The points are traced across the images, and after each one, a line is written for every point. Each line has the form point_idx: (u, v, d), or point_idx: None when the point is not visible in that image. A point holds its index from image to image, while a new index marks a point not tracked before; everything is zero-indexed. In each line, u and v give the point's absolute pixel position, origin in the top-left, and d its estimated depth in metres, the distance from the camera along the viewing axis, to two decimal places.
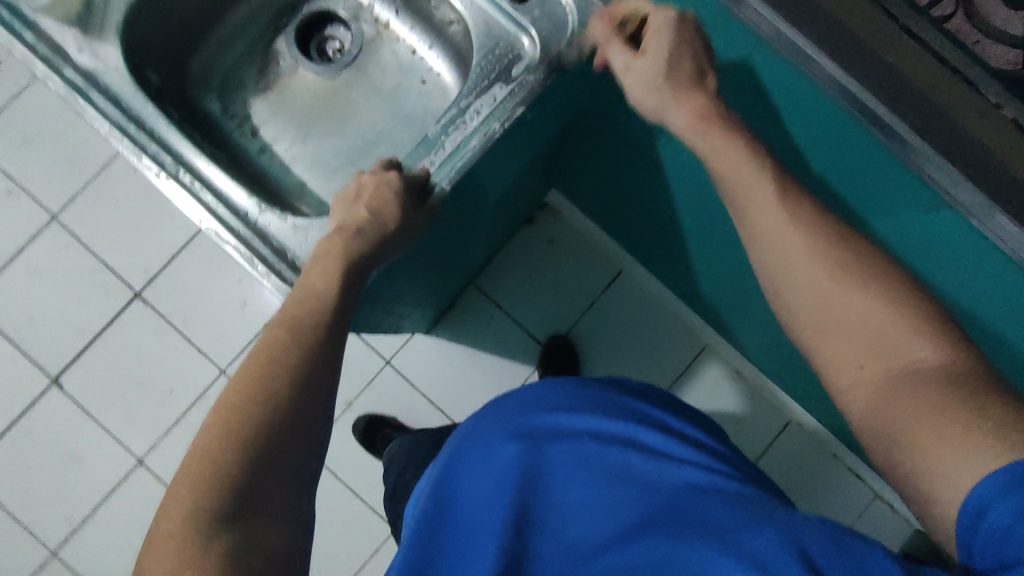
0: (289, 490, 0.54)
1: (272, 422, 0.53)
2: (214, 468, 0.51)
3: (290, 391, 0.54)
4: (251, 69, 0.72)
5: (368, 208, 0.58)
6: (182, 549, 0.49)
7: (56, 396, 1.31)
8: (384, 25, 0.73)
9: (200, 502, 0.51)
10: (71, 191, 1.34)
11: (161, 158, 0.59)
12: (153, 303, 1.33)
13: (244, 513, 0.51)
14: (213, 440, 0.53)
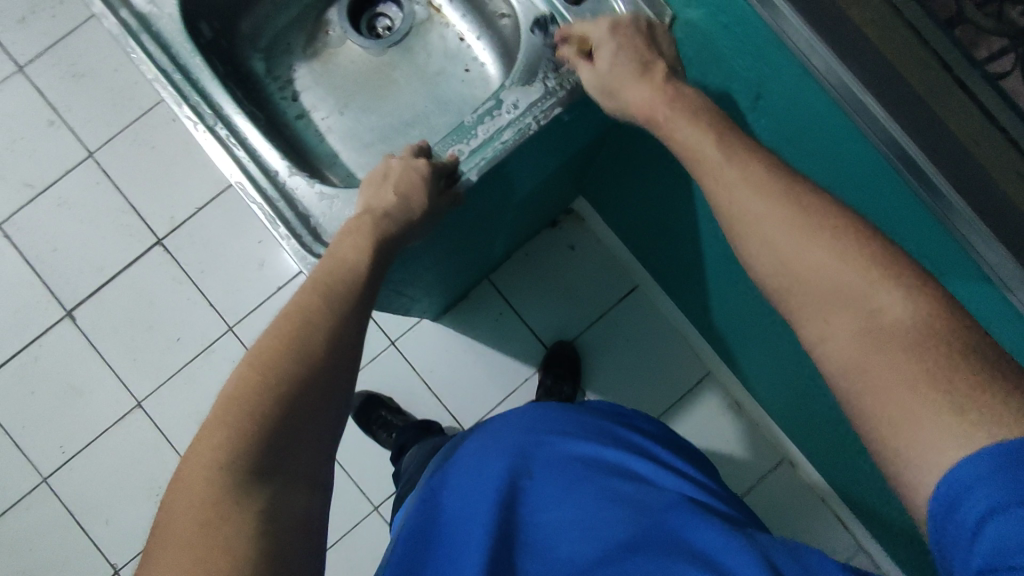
0: (316, 455, 0.51)
1: (303, 378, 0.50)
2: (236, 433, 0.48)
3: (321, 348, 0.52)
4: (300, 33, 0.73)
5: (396, 192, 0.58)
6: (206, 511, 0.45)
7: (67, 328, 1.34)
8: (436, 8, 0.73)
9: (227, 459, 0.47)
10: (113, 130, 1.37)
11: (201, 110, 0.60)
12: (174, 252, 1.35)
13: (272, 473, 0.48)
14: (239, 396, 0.49)
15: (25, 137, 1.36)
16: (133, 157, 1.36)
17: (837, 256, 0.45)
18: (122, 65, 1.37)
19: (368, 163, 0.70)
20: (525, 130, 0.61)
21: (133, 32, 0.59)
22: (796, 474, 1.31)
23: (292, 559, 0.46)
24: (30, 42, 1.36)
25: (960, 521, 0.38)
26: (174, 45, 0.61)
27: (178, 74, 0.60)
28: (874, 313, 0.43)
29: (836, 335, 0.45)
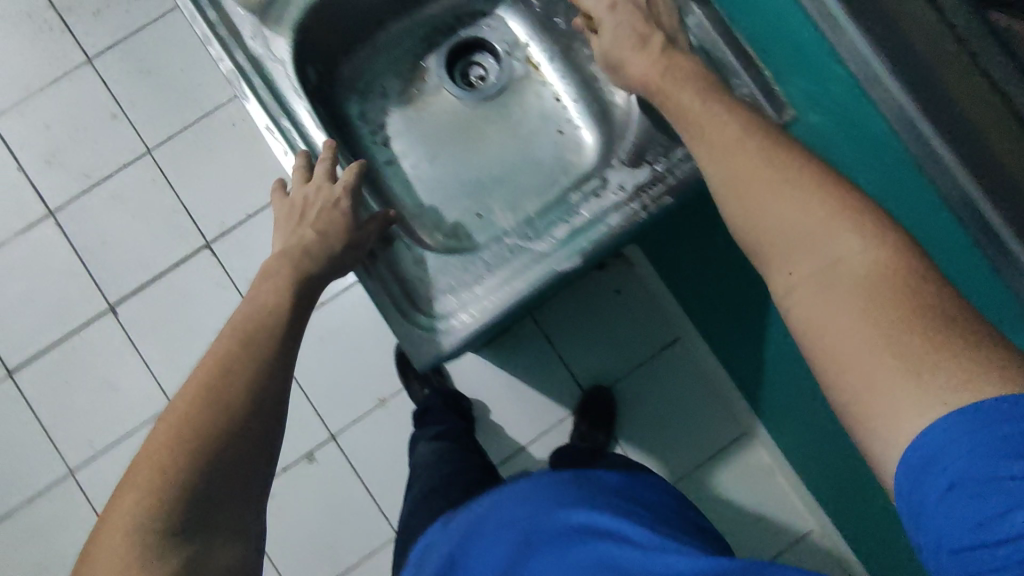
0: (238, 504, 0.59)
1: (221, 436, 0.59)
2: (164, 483, 0.56)
3: (235, 407, 0.60)
4: (395, 79, 0.74)
5: (315, 227, 0.64)
6: (124, 556, 0.54)
7: (108, 322, 1.34)
8: (535, 65, 0.73)
9: (154, 512, 0.55)
10: (173, 130, 1.37)
11: (298, 146, 0.66)
12: (220, 257, 1.36)
13: (199, 522, 0.57)
14: (171, 461, 0.57)
15: (86, 128, 1.36)
16: (190, 159, 1.37)
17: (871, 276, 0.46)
18: (188, 66, 1.38)
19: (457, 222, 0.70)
20: (631, 213, 0.61)
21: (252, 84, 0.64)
22: (822, 548, 1.29)
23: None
24: (101, 35, 1.37)
25: (935, 476, 0.41)
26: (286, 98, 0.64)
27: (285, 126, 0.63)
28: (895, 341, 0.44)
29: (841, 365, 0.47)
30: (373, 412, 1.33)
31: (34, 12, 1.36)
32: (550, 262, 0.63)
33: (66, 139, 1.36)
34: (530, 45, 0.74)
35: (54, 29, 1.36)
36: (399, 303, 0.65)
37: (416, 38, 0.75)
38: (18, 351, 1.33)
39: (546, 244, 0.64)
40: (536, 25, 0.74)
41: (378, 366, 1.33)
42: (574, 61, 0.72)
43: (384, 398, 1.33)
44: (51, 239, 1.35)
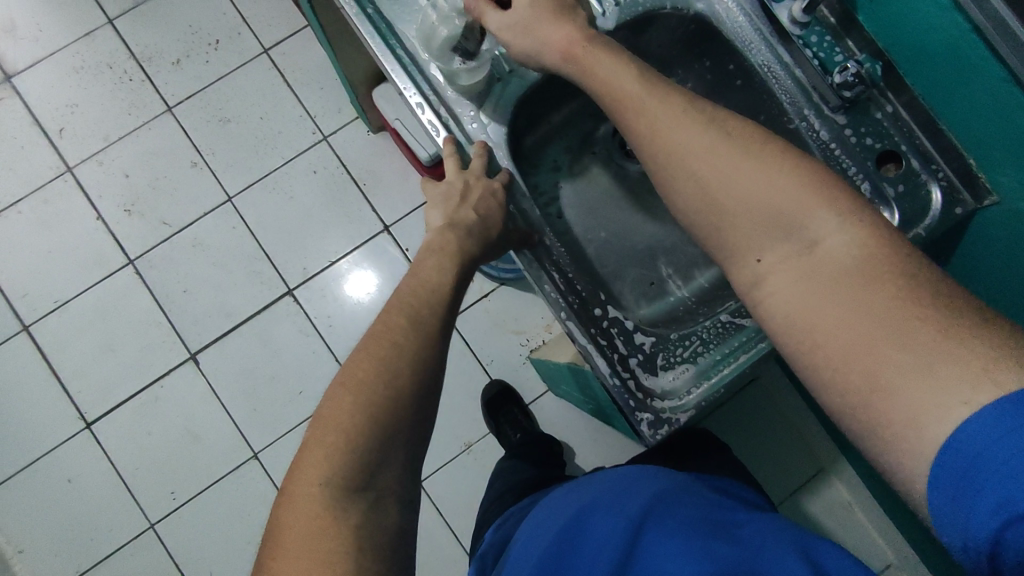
0: (399, 474, 0.56)
1: (398, 406, 0.56)
2: (341, 445, 0.54)
3: (410, 381, 0.58)
4: (566, 151, 0.78)
5: (476, 211, 0.66)
6: (312, 523, 0.51)
7: (190, 370, 1.33)
8: None
9: (335, 477, 0.53)
10: (253, 177, 1.38)
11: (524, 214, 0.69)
12: (304, 303, 1.36)
13: (369, 485, 0.54)
14: (348, 423, 0.54)
15: (165, 176, 1.36)
16: (270, 205, 1.37)
17: (822, 221, 0.47)
18: (267, 114, 1.39)
19: (641, 297, 0.75)
20: None
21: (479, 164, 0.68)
22: None
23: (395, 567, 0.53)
24: (181, 84, 1.38)
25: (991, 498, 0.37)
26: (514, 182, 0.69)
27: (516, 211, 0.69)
28: (813, 258, 0.47)
29: (770, 283, 0.49)
30: (459, 456, 1.33)
31: (115, 63, 1.38)
32: (768, 339, 0.65)
33: (145, 187, 1.36)
34: None
35: (134, 79, 1.38)
36: (625, 381, 0.65)
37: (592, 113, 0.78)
38: (96, 401, 1.31)
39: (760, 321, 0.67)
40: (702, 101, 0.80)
41: (466, 410, 1.34)
42: None
43: (470, 441, 1.33)
44: (131, 289, 1.34)
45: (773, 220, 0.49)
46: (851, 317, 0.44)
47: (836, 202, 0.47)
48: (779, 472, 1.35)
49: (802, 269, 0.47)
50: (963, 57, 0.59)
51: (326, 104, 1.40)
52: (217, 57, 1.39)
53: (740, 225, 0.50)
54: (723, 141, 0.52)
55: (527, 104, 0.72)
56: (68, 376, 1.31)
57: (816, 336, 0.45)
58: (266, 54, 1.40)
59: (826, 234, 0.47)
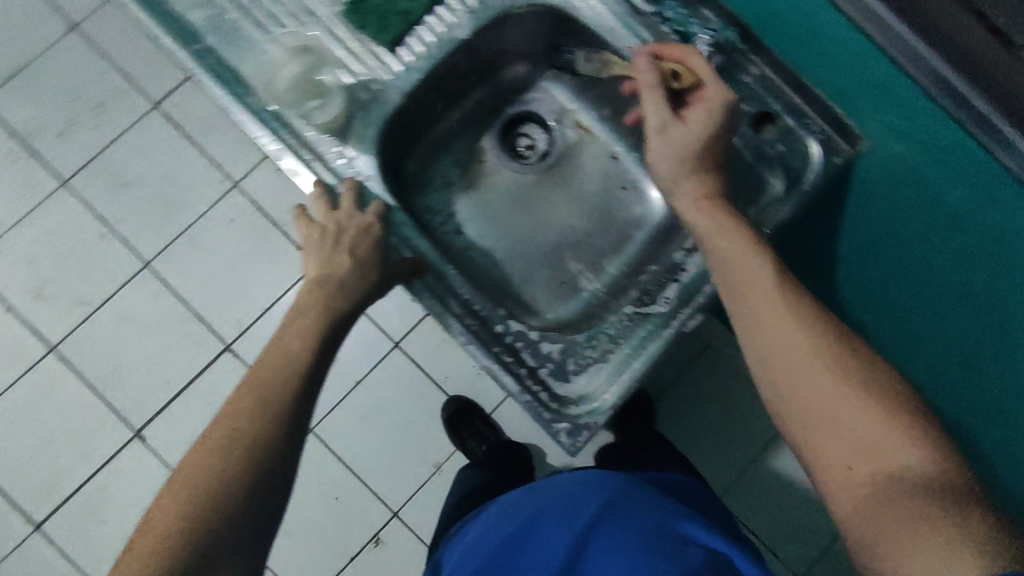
0: (241, 548, 0.59)
1: (243, 478, 0.60)
2: (178, 520, 0.57)
3: (259, 456, 0.61)
4: (455, 166, 0.80)
5: (350, 254, 0.68)
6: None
7: (136, 448, 1.27)
8: (585, 128, 0.81)
9: (164, 551, 0.56)
10: (167, 237, 1.32)
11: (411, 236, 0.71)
12: (244, 357, 1.31)
13: (204, 563, 0.56)
14: (187, 494, 0.59)
15: (74, 253, 1.30)
16: (190, 262, 1.32)
17: (909, 454, 0.56)
18: (170, 169, 1.33)
19: (554, 298, 0.78)
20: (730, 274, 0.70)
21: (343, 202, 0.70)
22: None
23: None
24: (74, 155, 1.32)
25: None
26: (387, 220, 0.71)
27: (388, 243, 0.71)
28: (890, 475, 0.56)
29: (846, 488, 0.58)
30: (431, 480, 1.30)
31: None
32: (673, 323, 0.68)
33: (55, 267, 1.30)
34: (576, 111, 0.82)
35: (22, 158, 1.31)
36: (539, 396, 0.68)
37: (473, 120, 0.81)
38: (43, 500, 1.25)
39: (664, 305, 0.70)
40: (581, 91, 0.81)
41: (430, 433, 1.32)
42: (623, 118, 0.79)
43: (440, 463, 1.31)
44: (58, 376, 1.27)
45: (851, 430, 0.59)
46: (909, 526, 0.52)
47: (917, 437, 0.57)
48: None
49: (871, 470, 0.57)
50: (801, 16, 0.69)
51: (231, 148, 1.34)
52: (107, 120, 1.33)
53: (826, 431, 0.60)
54: (807, 344, 0.62)
55: (398, 134, 0.74)
56: (8, 479, 1.25)
57: (876, 534, 0.54)
58: (157, 108, 1.34)
59: (911, 463, 0.56)
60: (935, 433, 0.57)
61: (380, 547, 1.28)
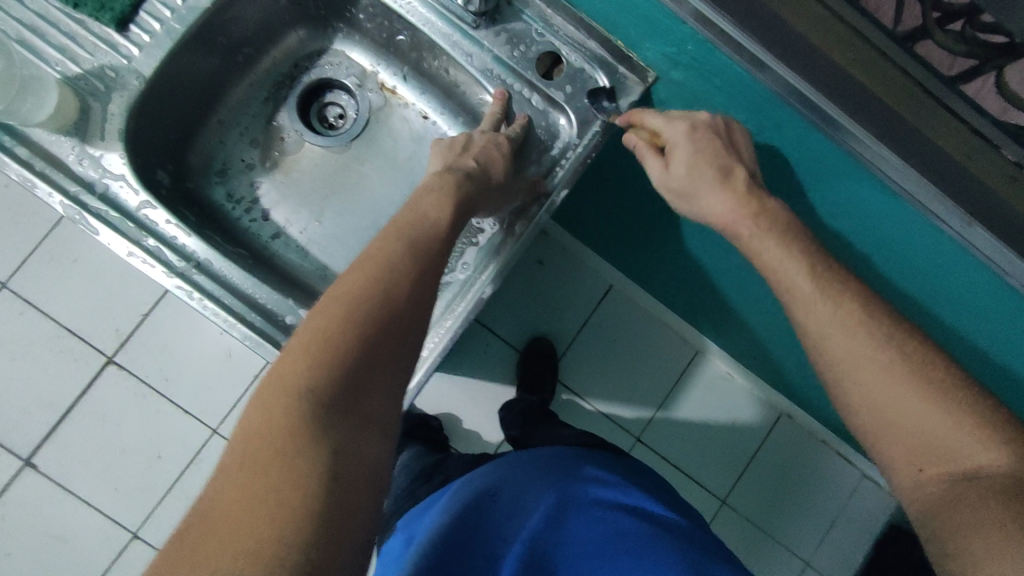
0: (390, 399, 0.47)
1: (393, 310, 0.48)
2: (306, 371, 0.44)
3: (418, 294, 0.50)
4: (252, 146, 0.68)
5: (476, 159, 0.58)
6: (276, 449, 0.41)
7: (30, 477, 1.21)
8: (390, 90, 0.69)
9: (310, 391, 0.43)
10: (23, 253, 1.22)
11: (170, 260, 0.53)
12: (131, 366, 1.24)
13: (351, 407, 0.44)
14: (334, 338, 0.45)
15: None
16: (53, 277, 1.23)
17: (979, 451, 0.45)
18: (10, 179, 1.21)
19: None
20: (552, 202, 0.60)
21: (105, 216, 0.52)
22: (792, 425, 1.41)
23: (351, 511, 0.41)
24: None
25: None
26: (154, 229, 0.54)
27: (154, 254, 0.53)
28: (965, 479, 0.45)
29: (914, 490, 0.47)
30: None
31: None
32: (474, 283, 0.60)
33: None
34: (379, 72, 0.69)
35: None
36: None
37: (209, 55, 0.60)
38: None
39: (462, 273, 0.62)
40: (379, 48, 0.67)
41: None
42: (427, 78, 0.67)
43: None
44: None
45: (902, 423, 0.47)
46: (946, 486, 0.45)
47: (983, 428, 0.45)
48: (651, 365, 1.38)
49: (910, 446, 0.47)
50: None
51: None
52: None
53: (886, 431, 0.48)
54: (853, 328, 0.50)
55: (155, 123, 0.59)
56: None
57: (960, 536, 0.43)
58: None
59: (982, 464, 0.45)
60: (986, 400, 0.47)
61: None
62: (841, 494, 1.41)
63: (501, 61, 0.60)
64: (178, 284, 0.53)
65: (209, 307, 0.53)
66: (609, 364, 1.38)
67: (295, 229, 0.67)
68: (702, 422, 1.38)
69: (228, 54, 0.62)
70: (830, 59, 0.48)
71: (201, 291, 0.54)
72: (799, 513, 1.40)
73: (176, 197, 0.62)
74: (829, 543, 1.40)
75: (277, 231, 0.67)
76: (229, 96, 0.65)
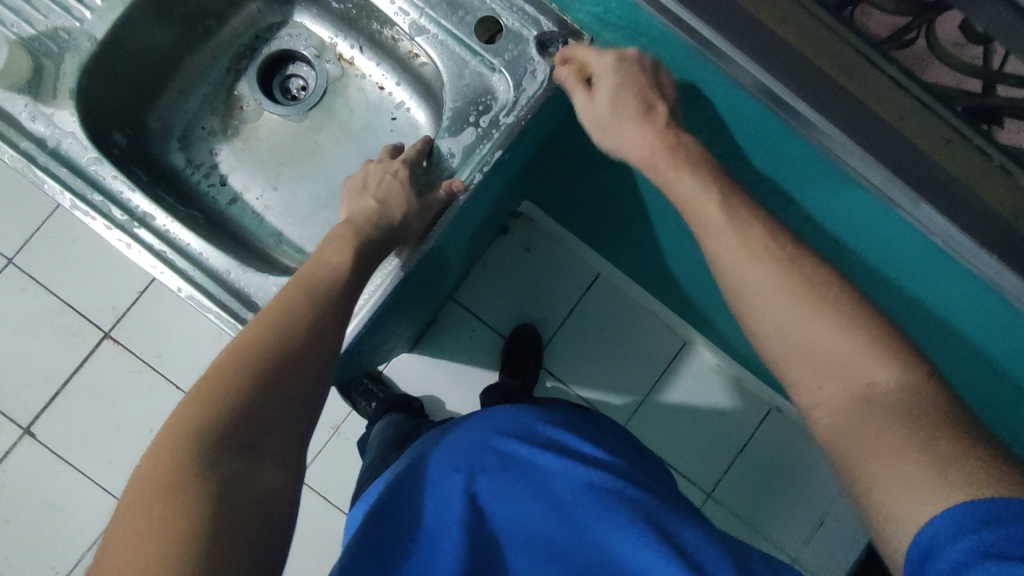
0: (291, 435, 0.50)
1: (291, 349, 0.52)
2: (201, 414, 0.48)
3: (317, 334, 0.53)
4: (212, 114, 0.70)
5: (375, 198, 0.60)
6: (164, 485, 0.44)
7: (28, 447, 1.26)
8: (348, 62, 0.71)
9: (201, 433, 0.47)
10: (29, 231, 1.28)
11: (114, 214, 0.55)
12: (125, 342, 1.29)
13: (247, 443, 0.48)
14: (231, 382, 0.50)
15: None
16: (55, 255, 1.28)
17: (880, 368, 0.45)
18: None
19: (312, 234, 0.68)
20: (484, 161, 0.59)
21: (53, 168, 0.54)
22: (782, 421, 1.39)
23: (240, 534, 0.44)
24: None
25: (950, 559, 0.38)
26: (100, 184, 0.56)
27: (96, 208, 0.55)
28: (864, 395, 0.45)
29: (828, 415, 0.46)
30: (331, 440, 1.29)
31: None
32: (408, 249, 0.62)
33: None
34: (337, 43, 0.70)
35: None
36: None
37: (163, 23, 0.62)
38: None
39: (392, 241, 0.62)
40: (336, 19, 0.69)
41: None
42: (381, 47, 0.68)
43: (338, 423, 1.29)
44: None
45: (831, 362, 0.47)
46: (889, 432, 0.42)
47: (892, 354, 0.45)
48: (635, 354, 1.37)
49: (844, 386, 0.46)
50: None
51: None
52: None
53: (806, 364, 0.48)
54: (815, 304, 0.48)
55: (111, 87, 0.61)
56: None
57: (855, 450, 0.44)
58: None
59: (883, 379, 0.44)
60: (899, 335, 0.46)
61: None
62: (834, 494, 1.38)
63: (439, 24, 0.60)
64: (119, 237, 0.55)
65: (150, 260, 0.56)
66: (593, 351, 1.37)
67: (254, 196, 0.69)
68: (688, 412, 1.37)
69: (186, 24, 0.65)
70: (753, 17, 0.48)
71: (143, 246, 0.56)
72: (788, 510, 1.37)
73: (132, 163, 0.64)
74: (818, 542, 1.37)
75: (236, 198, 0.69)
76: (191, 65, 0.68)
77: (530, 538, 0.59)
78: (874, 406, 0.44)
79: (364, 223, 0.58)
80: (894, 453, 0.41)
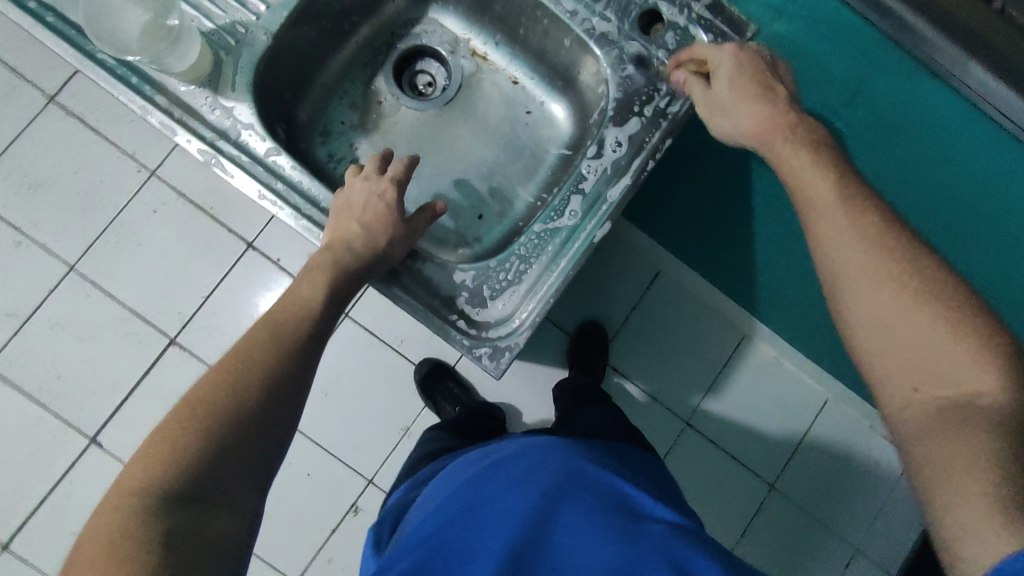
0: (253, 481, 0.55)
1: (244, 400, 0.56)
2: (153, 466, 0.52)
3: (272, 383, 0.58)
4: (351, 109, 0.78)
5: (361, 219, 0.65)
6: (114, 537, 0.48)
7: (94, 458, 1.24)
8: (482, 57, 0.79)
9: (152, 485, 0.51)
10: (92, 237, 1.26)
11: (295, 201, 0.65)
12: (193, 348, 1.27)
13: (198, 493, 0.52)
14: (186, 429, 0.54)
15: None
16: (118, 260, 1.26)
17: (985, 379, 0.48)
18: (84, 165, 1.26)
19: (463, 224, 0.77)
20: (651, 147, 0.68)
21: (229, 156, 0.64)
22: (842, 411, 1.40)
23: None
24: None
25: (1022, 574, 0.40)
26: (275, 170, 0.65)
27: (270, 190, 0.64)
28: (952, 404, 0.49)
29: (909, 409, 0.51)
30: (403, 442, 1.29)
31: None
32: (585, 233, 0.67)
33: None
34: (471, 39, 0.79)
35: None
36: (455, 323, 0.68)
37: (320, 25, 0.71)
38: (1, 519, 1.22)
39: (569, 220, 0.68)
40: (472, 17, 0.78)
41: (394, 398, 1.29)
42: (517, 43, 0.77)
43: (409, 424, 1.29)
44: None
45: (921, 355, 0.50)
46: (954, 438, 0.47)
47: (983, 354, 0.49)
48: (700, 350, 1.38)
49: (934, 391, 0.50)
50: None
51: (144, 139, 1.28)
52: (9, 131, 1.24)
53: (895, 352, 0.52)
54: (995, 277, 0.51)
55: (275, 85, 0.69)
56: None
57: (933, 451, 0.48)
58: (56, 102, 1.26)
59: (985, 389, 0.48)
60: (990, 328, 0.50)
61: (358, 516, 1.26)
62: (892, 484, 1.40)
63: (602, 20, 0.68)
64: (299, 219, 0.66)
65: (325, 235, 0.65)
66: (658, 349, 1.38)
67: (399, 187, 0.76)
68: (750, 409, 1.38)
69: (335, 24, 0.73)
70: None
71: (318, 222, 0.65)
72: (847, 502, 1.40)
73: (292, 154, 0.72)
74: (876, 532, 1.40)
75: None
76: (335, 63, 0.76)
77: (533, 532, 0.66)
78: (965, 414, 0.48)
79: (343, 235, 0.63)
80: (959, 438, 0.47)
